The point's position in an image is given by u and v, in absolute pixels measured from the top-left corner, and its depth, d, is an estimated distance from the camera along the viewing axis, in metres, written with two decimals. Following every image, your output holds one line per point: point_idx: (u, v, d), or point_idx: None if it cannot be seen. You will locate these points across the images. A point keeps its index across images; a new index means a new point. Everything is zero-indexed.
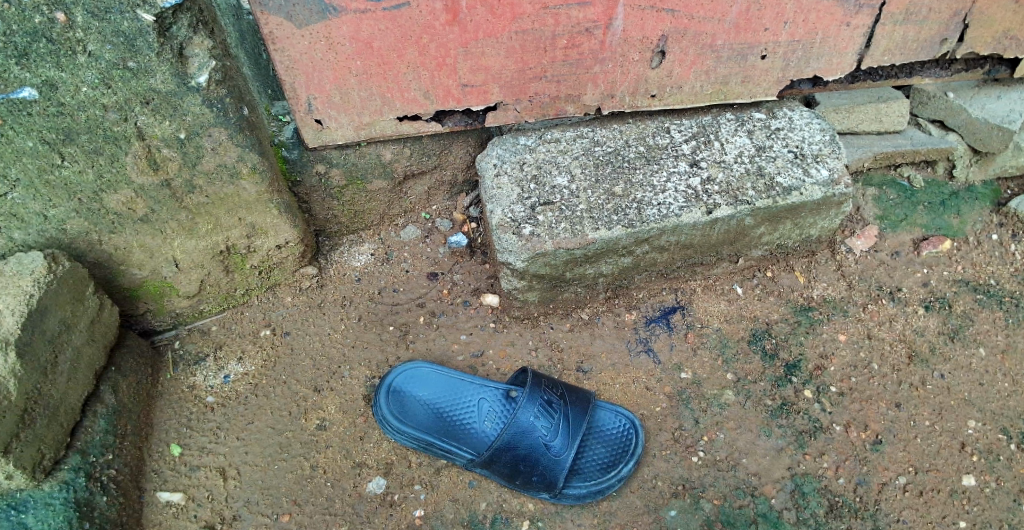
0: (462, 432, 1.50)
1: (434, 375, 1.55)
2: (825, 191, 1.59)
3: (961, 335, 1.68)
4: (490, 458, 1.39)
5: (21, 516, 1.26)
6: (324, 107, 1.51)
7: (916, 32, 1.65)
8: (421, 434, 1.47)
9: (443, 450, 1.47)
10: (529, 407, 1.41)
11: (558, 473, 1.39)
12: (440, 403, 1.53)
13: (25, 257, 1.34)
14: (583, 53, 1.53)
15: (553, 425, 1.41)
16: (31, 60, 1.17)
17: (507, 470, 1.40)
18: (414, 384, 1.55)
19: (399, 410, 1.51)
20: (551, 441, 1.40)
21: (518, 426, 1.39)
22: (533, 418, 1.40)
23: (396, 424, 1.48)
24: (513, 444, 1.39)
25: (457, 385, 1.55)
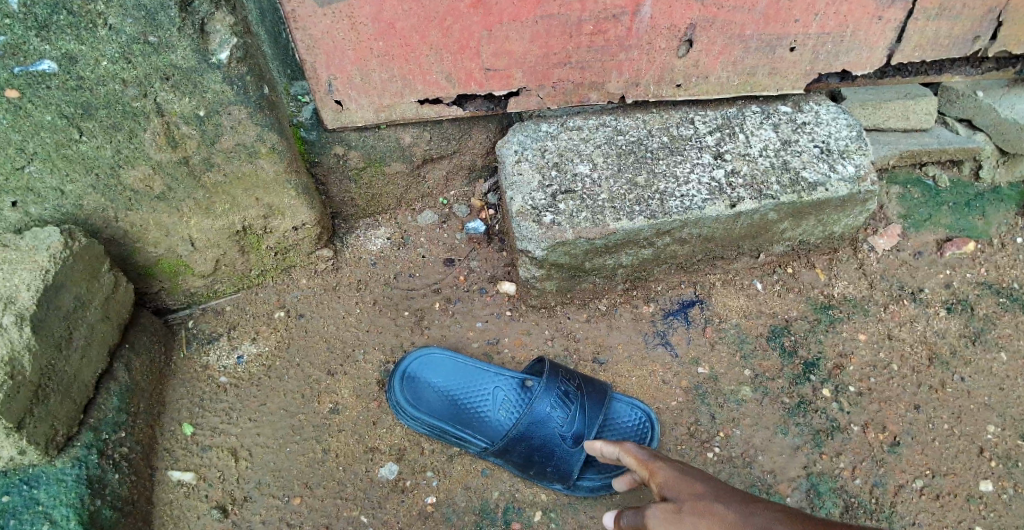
0: (476, 420, 1.50)
1: (449, 362, 1.54)
2: (851, 187, 1.57)
3: (983, 339, 1.66)
4: (504, 447, 1.38)
5: (32, 491, 1.26)
6: (345, 87, 1.49)
7: (949, 28, 1.62)
8: (435, 421, 1.47)
9: (457, 438, 1.46)
10: (546, 396, 1.40)
11: (573, 465, 1.38)
12: (455, 390, 1.52)
13: (41, 232, 1.33)
14: (608, 39, 1.50)
15: (570, 416, 1.40)
16: (51, 32, 1.15)
17: (521, 460, 1.39)
18: (429, 371, 1.54)
19: (413, 397, 1.50)
20: (567, 432, 1.39)
21: (535, 415, 1.39)
22: (549, 407, 1.40)
23: (410, 410, 1.47)
24: (529, 433, 1.38)
25: (472, 373, 1.54)
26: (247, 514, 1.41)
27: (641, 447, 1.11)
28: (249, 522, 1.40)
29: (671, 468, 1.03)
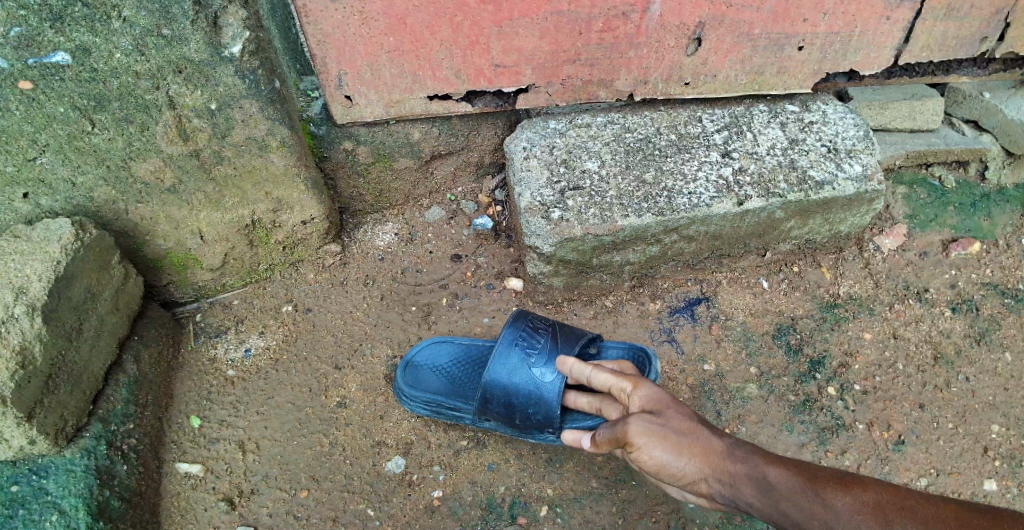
0: (470, 389, 1.50)
1: (446, 346, 1.57)
2: (858, 186, 1.57)
3: (988, 339, 1.66)
4: (483, 399, 1.38)
5: (41, 482, 1.26)
6: (354, 82, 1.49)
7: (957, 28, 1.62)
8: (434, 396, 1.47)
9: (455, 410, 1.46)
10: (511, 335, 1.40)
11: (552, 403, 1.35)
12: (455, 369, 1.54)
13: (53, 223, 1.34)
14: (618, 37, 1.51)
15: (540, 352, 1.38)
16: (65, 24, 1.15)
17: (504, 410, 1.38)
18: (431, 355, 1.55)
19: (414, 379, 1.50)
20: (541, 370, 1.37)
21: (503, 357, 1.38)
22: (518, 348, 1.39)
23: (407, 391, 1.47)
24: (501, 376, 1.37)
25: (471, 349, 1.57)
26: (254, 507, 1.41)
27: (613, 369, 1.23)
28: (257, 514, 1.40)
29: (654, 386, 1.16)
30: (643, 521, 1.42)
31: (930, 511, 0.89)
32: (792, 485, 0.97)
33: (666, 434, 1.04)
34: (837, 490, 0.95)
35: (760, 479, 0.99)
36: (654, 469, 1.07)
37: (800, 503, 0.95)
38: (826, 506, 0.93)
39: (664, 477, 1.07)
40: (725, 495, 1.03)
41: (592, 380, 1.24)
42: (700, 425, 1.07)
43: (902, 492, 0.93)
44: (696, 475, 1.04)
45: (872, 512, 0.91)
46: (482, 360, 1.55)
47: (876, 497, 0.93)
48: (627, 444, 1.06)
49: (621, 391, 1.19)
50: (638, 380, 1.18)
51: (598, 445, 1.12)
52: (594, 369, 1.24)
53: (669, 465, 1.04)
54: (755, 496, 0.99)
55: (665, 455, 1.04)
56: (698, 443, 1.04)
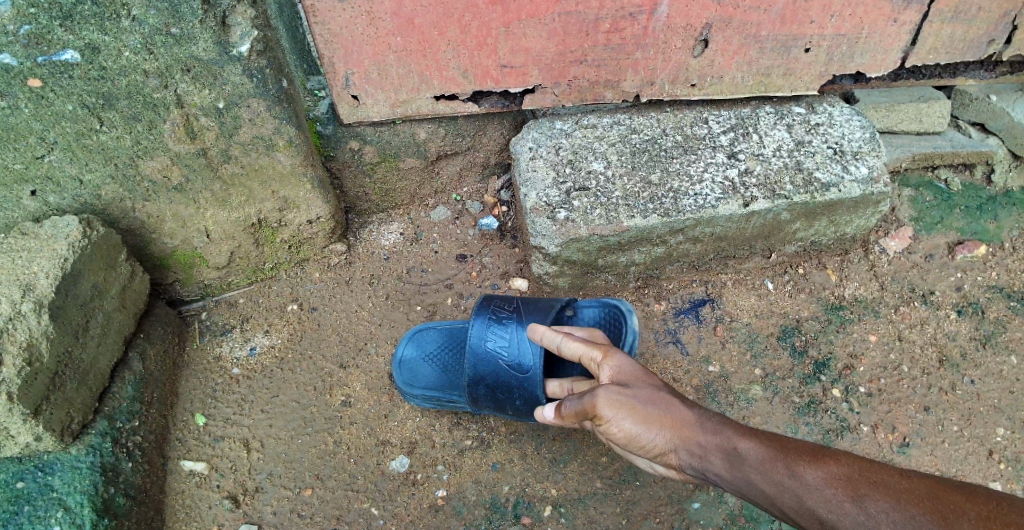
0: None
1: (434, 334, 1.56)
2: (864, 188, 1.57)
3: (993, 342, 1.66)
4: (471, 395, 1.37)
5: (47, 478, 1.26)
6: (361, 82, 1.50)
7: (964, 31, 1.62)
8: (428, 392, 1.46)
9: (450, 402, 1.46)
10: (480, 328, 1.36)
11: (539, 394, 1.32)
12: (445, 355, 1.53)
13: (60, 221, 1.34)
14: (625, 38, 1.51)
15: (510, 343, 1.33)
16: (75, 22, 1.16)
17: (494, 404, 1.37)
18: (417, 345, 1.54)
19: (409, 375, 1.50)
20: (518, 363, 1.32)
21: (475, 357, 1.35)
22: (490, 342, 1.35)
23: (406, 391, 1.47)
24: (480, 376, 1.34)
25: (457, 331, 1.56)
26: (258, 505, 1.41)
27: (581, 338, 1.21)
28: (261, 513, 1.40)
29: (624, 355, 1.14)
30: (647, 521, 1.42)
31: (904, 485, 0.87)
32: (762, 457, 0.95)
33: (632, 405, 1.04)
34: (809, 463, 0.93)
35: (730, 450, 0.98)
36: (624, 441, 1.07)
37: (769, 475, 0.94)
38: (796, 478, 0.92)
39: (633, 448, 1.08)
40: (694, 466, 1.02)
41: (563, 348, 1.21)
42: (669, 395, 1.06)
43: (876, 465, 0.90)
44: (665, 446, 1.03)
45: (843, 485, 0.89)
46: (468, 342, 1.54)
47: (849, 470, 0.90)
48: (594, 416, 1.07)
49: (592, 361, 1.17)
50: (608, 349, 1.15)
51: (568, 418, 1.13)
52: (564, 338, 1.21)
53: (637, 436, 1.04)
54: (724, 467, 0.98)
55: (633, 427, 1.04)
56: (667, 414, 1.03)
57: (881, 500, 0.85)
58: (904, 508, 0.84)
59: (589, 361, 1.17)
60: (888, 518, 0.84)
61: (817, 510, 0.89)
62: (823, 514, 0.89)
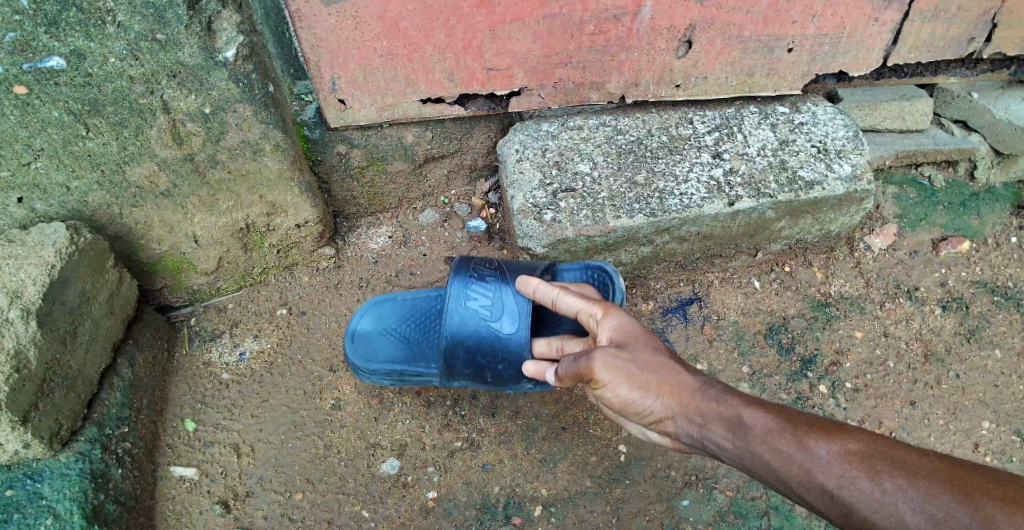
0: (430, 350, 1.46)
1: (396, 306, 1.52)
2: (848, 186, 1.59)
3: (978, 337, 1.67)
4: (446, 363, 1.32)
5: (36, 486, 1.26)
6: (348, 86, 1.51)
7: (944, 30, 1.65)
8: (392, 365, 1.43)
9: (417, 375, 1.43)
10: (459, 287, 1.31)
11: (522, 356, 1.28)
12: (406, 328, 1.50)
13: (47, 228, 1.35)
14: (609, 40, 1.53)
15: (492, 302, 1.30)
16: (60, 29, 1.16)
17: (471, 371, 1.33)
18: (377, 319, 1.51)
19: (367, 351, 1.46)
20: (500, 323, 1.29)
21: (455, 317, 1.30)
22: (469, 303, 1.30)
23: (365, 365, 1.43)
24: (459, 339, 1.30)
25: (418, 303, 1.53)
26: (249, 510, 1.41)
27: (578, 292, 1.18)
28: (251, 517, 1.40)
29: (625, 315, 1.12)
30: (637, 520, 1.43)
31: (921, 463, 0.87)
32: (770, 429, 0.95)
33: (632, 370, 1.02)
34: (818, 435, 0.93)
35: (734, 419, 0.97)
36: (619, 405, 1.06)
37: (778, 447, 0.94)
38: (806, 451, 0.92)
39: (628, 413, 1.07)
40: (692, 435, 1.02)
41: (558, 303, 1.18)
42: (670, 360, 1.05)
43: (890, 442, 0.91)
44: (664, 412, 1.03)
45: (857, 461, 0.89)
46: (431, 314, 1.51)
47: (862, 446, 0.90)
48: (590, 379, 1.05)
49: (591, 318, 1.14)
50: (608, 306, 1.13)
51: (563, 380, 1.11)
52: (561, 291, 1.18)
53: (634, 401, 1.03)
54: (726, 435, 0.98)
55: (631, 392, 1.03)
56: (667, 380, 1.02)
57: (897, 477, 0.86)
58: (921, 486, 0.84)
59: (586, 317, 1.14)
60: (906, 495, 0.84)
61: (826, 484, 0.90)
62: (833, 488, 0.89)
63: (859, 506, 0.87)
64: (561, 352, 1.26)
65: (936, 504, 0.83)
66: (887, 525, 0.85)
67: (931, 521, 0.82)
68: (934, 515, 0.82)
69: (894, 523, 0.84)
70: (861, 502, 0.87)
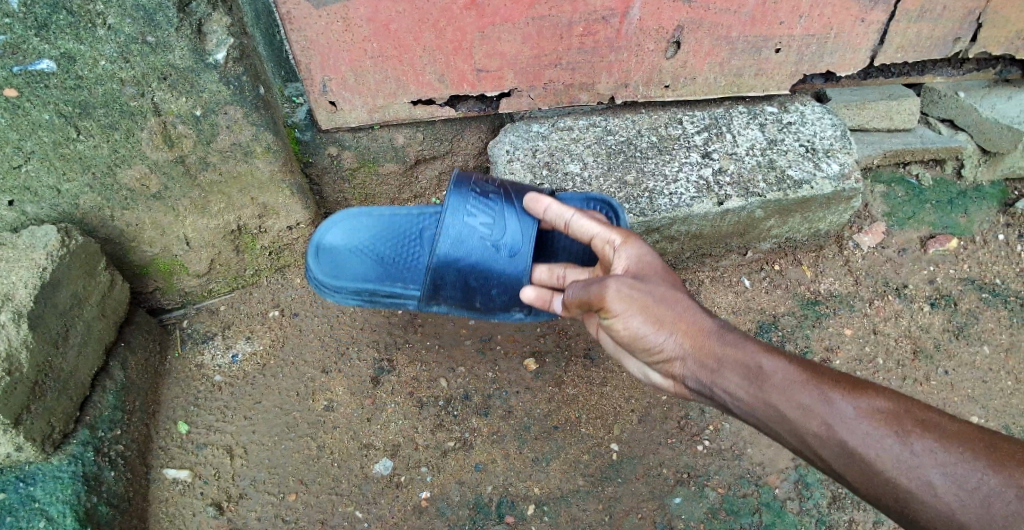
0: (407, 269, 1.35)
1: (367, 219, 1.40)
2: (836, 185, 1.61)
3: (966, 333, 1.69)
4: (434, 284, 1.28)
5: (28, 489, 1.26)
6: (338, 88, 1.51)
7: (930, 30, 1.66)
8: (362, 284, 1.32)
9: (390, 296, 1.33)
10: (458, 203, 1.26)
11: (518, 281, 1.25)
12: (379, 245, 1.38)
13: (38, 230, 1.35)
14: (598, 41, 1.54)
15: (494, 221, 1.26)
16: (50, 32, 1.17)
17: (460, 293, 1.29)
18: (344, 233, 1.38)
19: (332, 267, 1.34)
20: (500, 244, 1.25)
21: (453, 232, 1.25)
22: (467, 220, 1.25)
23: (331, 282, 1.31)
24: (453, 259, 1.25)
25: (393, 220, 1.40)
26: (242, 511, 1.41)
27: (593, 216, 1.17)
28: (244, 519, 1.40)
29: (645, 245, 1.09)
30: (629, 518, 1.43)
31: (953, 427, 0.84)
32: (793, 380, 0.91)
33: (645, 301, 1.00)
34: (845, 391, 0.89)
35: (754, 366, 0.94)
36: (624, 336, 1.04)
37: (799, 400, 0.90)
38: (830, 405, 0.88)
39: (635, 347, 1.04)
40: (701, 378, 0.99)
41: (573, 224, 1.18)
42: (688, 300, 1.02)
43: (920, 404, 0.87)
44: (675, 350, 1.00)
45: (887, 420, 0.85)
46: (407, 233, 1.39)
47: (892, 405, 0.87)
48: (597, 305, 1.02)
49: (607, 243, 1.13)
50: (627, 235, 1.12)
51: (569, 305, 1.10)
52: (576, 213, 1.17)
53: (643, 334, 1.01)
54: (742, 379, 0.95)
55: (641, 325, 1.00)
56: (683, 318, 0.99)
57: (927, 440, 0.83)
58: (953, 449, 0.82)
59: (602, 242, 1.14)
60: (936, 459, 0.82)
61: (848, 442, 0.86)
62: (856, 446, 0.86)
63: (884, 466, 0.84)
64: (562, 280, 1.26)
65: (968, 469, 0.80)
66: (912, 489, 0.82)
67: (963, 489, 0.80)
68: (967, 482, 0.80)
69: (921, 487, 0.81)
70: (886, 462, 0.84)
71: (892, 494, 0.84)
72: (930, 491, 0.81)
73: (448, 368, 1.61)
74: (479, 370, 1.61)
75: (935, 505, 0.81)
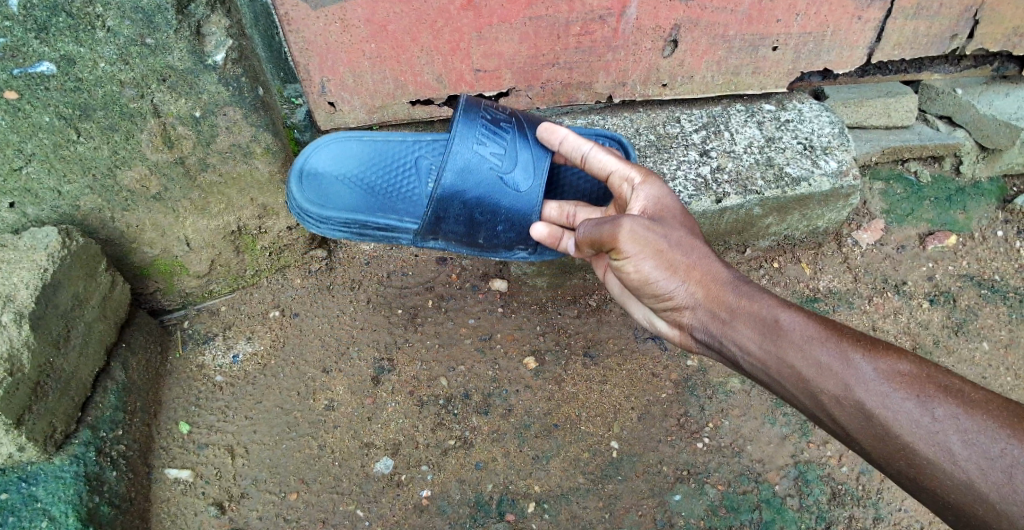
0: (401, 202, 1.31)
1: (356, 146, 1.32)
2: (833, 182, 1.61)
3: (965, 329, 1.69)
4: (436, 218, 1.25)
5: (31, 489, 1.26)
6: (337, 89, 1.52)
7: (927, 27, 1.67)
8: (351, 215, 1.26)
9: (381, 228, 1.29)
10: (468, 131, 1.24)
11: (525, 217, 1.28)
12: (369, 174, 1.31)
13: (39, 232, 1.35)
14: (595, 40, 1.55)
15: (505, 153, 1.25)
16: (50, 34, 1.17)
17: (463, 227, 1.28)
18: (330, 160, 1.31)
19: (318, 195, 1.27)
20: (510, 176, 1.25)
21: (461, 161, 1.22)
22: (477, 150, 1.24)
23: (318, 211, 1.25)
24: (461, 190, 1.24)
25: (383, 147, 1.34)
26: (244, 511, 1.42)
27: (612, 152, 1.20)
28: (246, 518, 1.41)
29: (665, 190, 1.14)
30: (630, 515, 1.44)
31: (977, 396, 0.85)
32: (812, 336, 0.94)
33: (660, 246, 1.04)
34: (866, 352, 0.91)
35: (770, 319, 0.98)
36: (638, 282, 1.09)
37: (817, 356, 0.93)
38: (847, 363, 0.91)
39: (648, 291, 1.09)
40: (713, 325, 1.05)
41: (589, 157, 1.21)
42: (707, 252, 1.06)
43: (944, 370, 0.89)
44: (687, 296, 1.05)
45: (906, 383, 0.87)
46: (398, 161, 1.33)
47: (914, 369, 0.89)
48: (613, 247, 1.07)
49: (625, 180, 1.18)
50: (647, 174, 1.16)
51: (581, 243, 1.14)
52: (594, 146, 1.20)
53: (656, 278, 1.06)
54: (757, 330, 0.99)
55: (653, 269, 1.05)
56: (696, 266, 1.04)
57: (948, 406, 0.84)
58: (975, 417, 0.83)
59: (620, 179, 1.18)
60: (957, 425, 0.83)
61: (864, 401, 0.89)
62: (871, 406, 0.88)
63: (899, 428, 0.86)
64: (572, 218, 1.30)
65: (989, 438, 0.81)
66: (929, 454, 0.83)
67: (984, 457, 0.80)
68: (987, 451, 0.80)
69: (937, 452, 0.83)
70: (902, 424, 0.86)
71: (908, 458, 0.85)
72: (947, 456, 0.82)
73: (448, 367, 1.61)
74: (478, 368, 1.62)
75: (952, 472, 0.82)
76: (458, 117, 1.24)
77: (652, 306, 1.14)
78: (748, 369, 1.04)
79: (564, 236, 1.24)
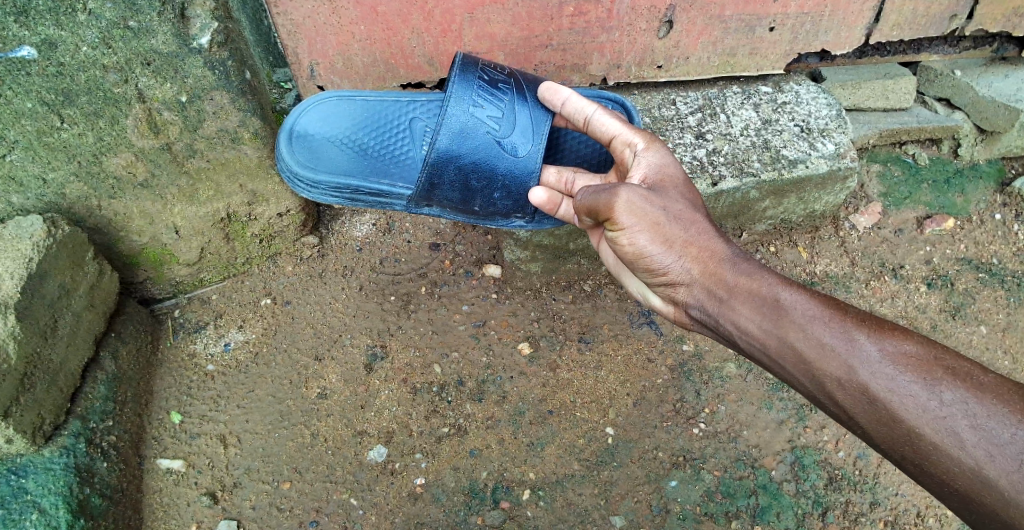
0: (393, 165, 1.28)
1: (348, 107, 1.29)
2: (831, 164, 1.59)
3: (963, 313, 1.69)
4: (432, 183, 1.24)
5: (20, 481, 1.24)
6: (326, 72, 1.50)
7: (926, 7, 1.66)
8: (343, 180, 1.24)
9: (375, 193, 1.26)
10: (463, 93, 1.21)
11: (522, 183, 1.26)
12: (361, 135, 1.28)
13: (24, 220, 1.32)
14: (589, 21, 1.52)
15: (501, 116, 1.23)
16: (30, 17, 1.14)
17: (460, 194, 1.26)
18: (321, 121, 1.27)
19: (309, 158, 1.25)
20: (508, 140, 1.23)
21: (456, 123, 1.21)
22: (473, 112, 1.22)
23: (309, 175, 1.23)
24: (455, 154, 1.22)
25: (376, 107, 1.31)
26: (237, 501, 1.41)
27: (616, 115, 1.19)
28: (240, 508, 1.40)
29: (667, 160, 1.13)
30: (626, 502, 1.43)
31: (986, 379, 0.83)
32: (815, 316, 0.93)
33: (658, 220, 1.03)
34: (870, 333, 0.90)
35: (772, 299, 0.97)
36: (634, 255, 1.08)
37: (821, 337, 0.92)
38: (850, 345, 0.90)
39: (643, 264, 1.08)
40: (710, 303, 1.04)
41: (592, 120, 1.20)
42: (707, 228, 1.05)
43: (952, 353, 0.87)
44: (682, 272, 1.05)
45: (911, 364, 0.86)
46: (392, 123, 1.30)
47: (920, 351, 0.88)
48: (610, 218, 1.05)
49: (627, 146, 1.16)
50: (650, 140, 1.14)
51: (578, 211, 1.13)
52: (598, 108, 1.18)
53: (652, 251, 1.05)
54: (757, 309, 0.98)
55: (650, 243, 1.04)
56: (694, 242, 1.04)
57: (957, 389, 0.83)
58: (984, 402, 0.81)
59: (622, 144, 1.17)
60: (966, 409, 0.81)
61: (869, 384, 0.87)
62: (877, 389, 0.87)
63: (906, 412, 0.84)
64: (570, 184, 1.27)
65: (999, 423, 0.79)
66: (936, 440, 0.82)
67: (993, 443, 0.79)
68: (996, 437, 0.79)
69: (945, 437, 0.81)
70: (908, 408, 0.84)
71: (913, 443, 0.84)
72: (954, 441, 0.81)
73: (442, 353, 1.60)
74: (472, 355, 1.60)
75: (959, 458, 0.80)
76: (453, 78, 1.22)
77: (647, 280, 1.13)
78: (746, 349, 1.03)
79: (563, 202, 1.25)
